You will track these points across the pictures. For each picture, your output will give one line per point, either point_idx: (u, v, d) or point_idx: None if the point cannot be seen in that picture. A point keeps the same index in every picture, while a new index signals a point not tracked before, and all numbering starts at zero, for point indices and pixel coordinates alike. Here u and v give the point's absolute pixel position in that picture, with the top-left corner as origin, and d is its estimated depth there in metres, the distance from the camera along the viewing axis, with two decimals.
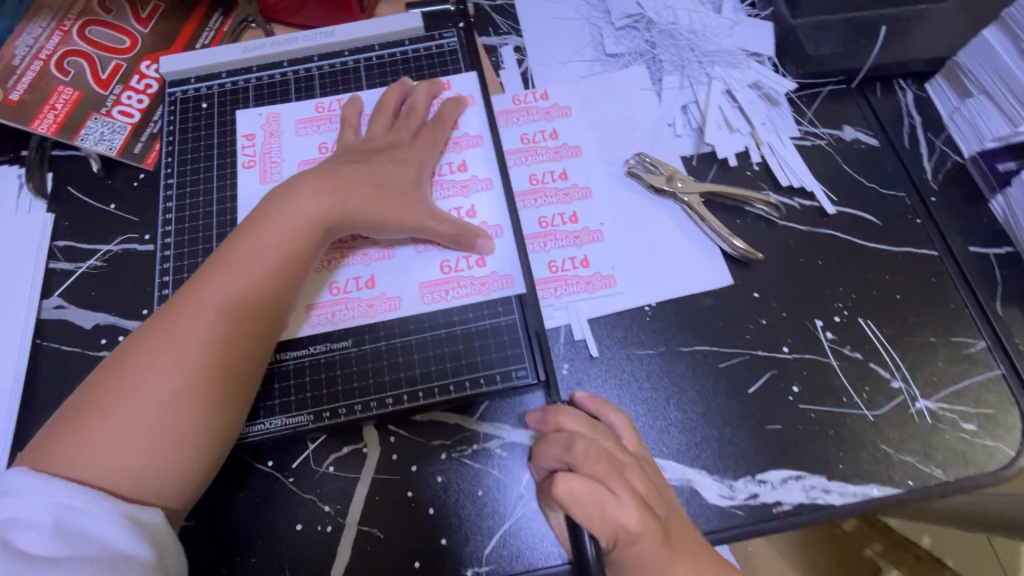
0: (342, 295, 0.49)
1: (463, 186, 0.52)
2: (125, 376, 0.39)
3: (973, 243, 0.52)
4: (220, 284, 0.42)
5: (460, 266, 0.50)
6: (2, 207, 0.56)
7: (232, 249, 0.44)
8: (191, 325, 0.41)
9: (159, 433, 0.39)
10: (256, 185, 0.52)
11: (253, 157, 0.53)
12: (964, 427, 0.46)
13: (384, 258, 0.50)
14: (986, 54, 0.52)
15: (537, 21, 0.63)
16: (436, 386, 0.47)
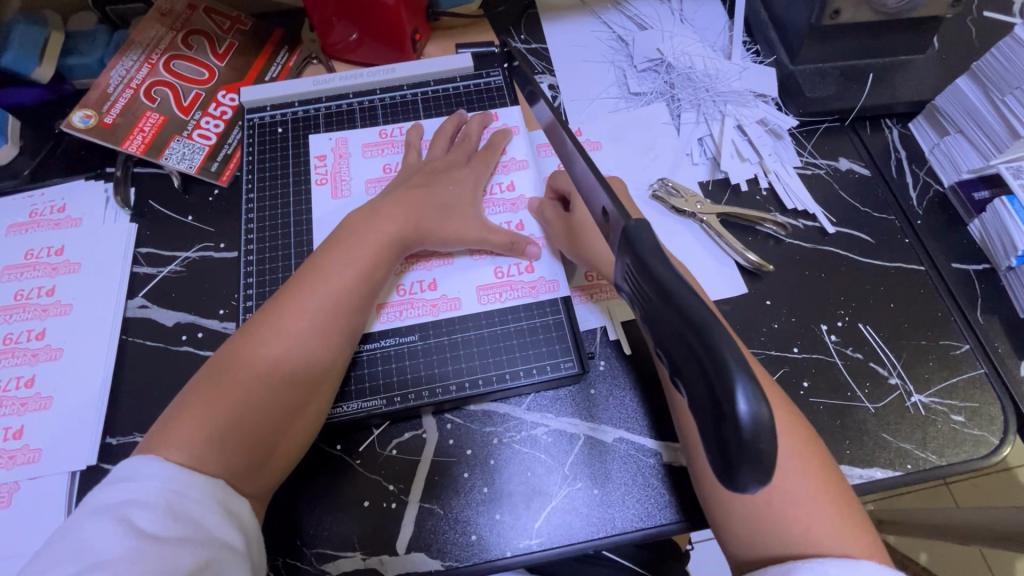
0: (408, 296, 0.55)
1: (512, 204, 0.60)
2: (241, 367, 0.46)
3: (955, 260, 0.60)
4: (319, 291, 0.49)
5: (511, 271, 0.57)
6: (90, 217, 0.62)
7: (326, 261, 0.51)
8: (295, 325, 0.48)
9: (270, 417, 0.46)
10: (329, 200, 0.60)
11: (325, 175, 0.61)
12: (953, 418, 0.52)
13: (444, 264, 0.57)
14: (960, 99, 0.60)
15: (569, 63, 0.71)
16: (493, 375, 0.53)
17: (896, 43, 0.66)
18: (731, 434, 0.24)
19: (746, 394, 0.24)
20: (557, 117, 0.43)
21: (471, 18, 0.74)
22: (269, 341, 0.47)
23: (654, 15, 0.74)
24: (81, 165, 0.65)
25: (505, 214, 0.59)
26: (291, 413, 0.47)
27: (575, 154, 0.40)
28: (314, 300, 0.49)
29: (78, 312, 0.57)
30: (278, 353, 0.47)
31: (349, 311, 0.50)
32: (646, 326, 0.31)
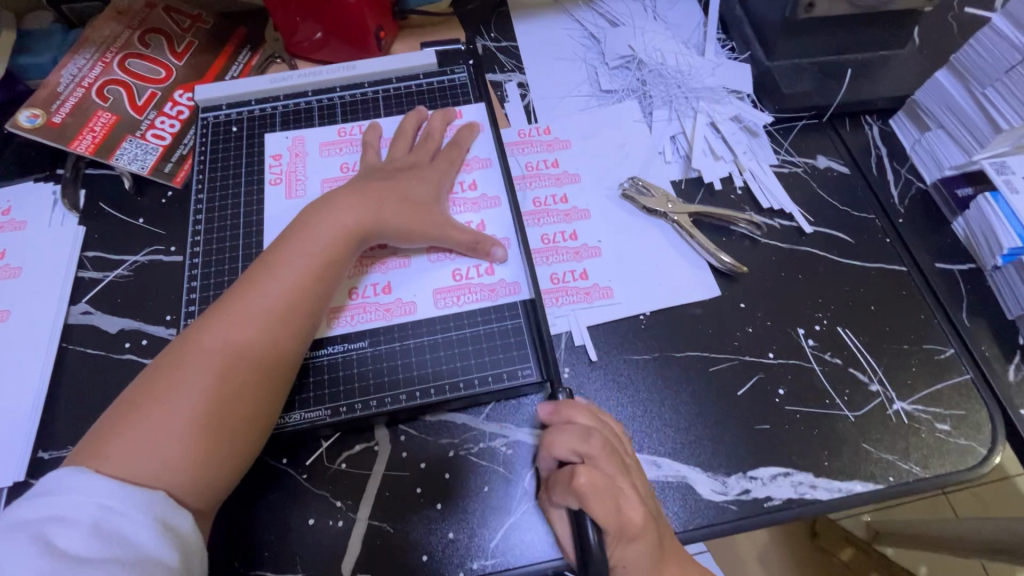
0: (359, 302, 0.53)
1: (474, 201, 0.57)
2: (179, 371, 0.43)
3: (938, 260, 0.57)
4: (267, 290, 0.46)
5: (470, 274, 0.54)
6: (37, 220, 0.60)
7: (276, 258, 0.48)
8: (238, 328, 0.45)
9: (209, 425, 0.42)
10: (282, 201, 0.58)
11: (279, 175, 0.59)
12: (938, 427, 0.49)
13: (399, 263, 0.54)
14: (940, 93, 0.58)
15: (539, 61, 0.69)
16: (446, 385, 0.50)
17: (874, 38, 0.64)
18: None
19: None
20: None
21: (439, 16, 0.73)
22: (212, 345, 0.44)
23: (627, 13, 0.72)
24: (30, 167, 0.63)
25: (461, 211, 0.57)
26: (235, 420, 0.43)
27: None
28: (261, 299, 0.46)
29: (16, 319, 0.54)
30: (222, 355, 0.44)
31: (300, 310, 0.47)
32: None
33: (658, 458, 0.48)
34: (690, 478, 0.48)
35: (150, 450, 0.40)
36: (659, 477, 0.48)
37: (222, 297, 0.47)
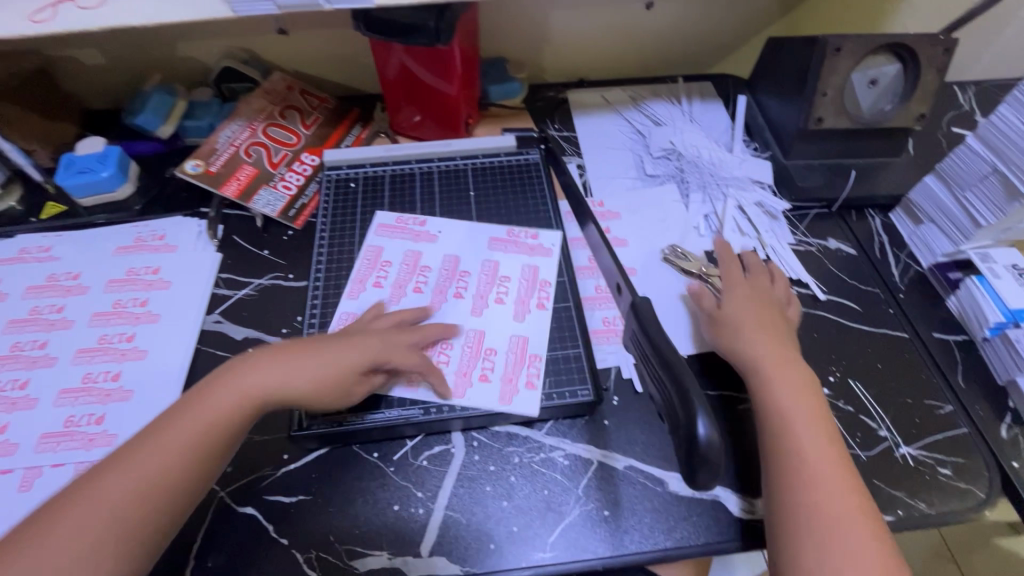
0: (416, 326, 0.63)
1: (527, 254, 0.70)
2: (139, 461, 0.46)
3: (935, 330, 0.67)
4: (235, 380, 0.51)
5: (531, 302, 0.65)
6: (184, 245, 0.73)
7: (269, 353, 0.54)
8: (199, 418, 0.49)
9: (150, 510, 0.45)
10: (396, 241, 0.71)
11: (396, 223, 0.73)
12: (940, 471, 0.57)
13: (463, 296, 0.66)
14: (930, 195, 0.71)
15: (595, 148, 0.85)
16: (482, 400, 0.58)
17: (873, 148, 0.79)
18: (694, 448, 0.32)
19: (704, 421, 0.32)
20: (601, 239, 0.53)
21: (514, 109, 0.89)
22: (183, 425, 0.48)
23: (668, 116, 0.88)
24: (182, 204, 0.78)
25: (492, 269, 0.68)
26: (170, 504, 0.46)
27: (602, 248, 0.52)
28: (227, 392, 0.50)
29: (164, 321, 0.66)
30: (182, 441, 0.47)
31: (250, 406, 0.51)
32: (651, 379, 0.39)
33: None
34: (723, 497, 0.55)
35: (83, 536, 0.42)
36: (696, 495, 0.55)
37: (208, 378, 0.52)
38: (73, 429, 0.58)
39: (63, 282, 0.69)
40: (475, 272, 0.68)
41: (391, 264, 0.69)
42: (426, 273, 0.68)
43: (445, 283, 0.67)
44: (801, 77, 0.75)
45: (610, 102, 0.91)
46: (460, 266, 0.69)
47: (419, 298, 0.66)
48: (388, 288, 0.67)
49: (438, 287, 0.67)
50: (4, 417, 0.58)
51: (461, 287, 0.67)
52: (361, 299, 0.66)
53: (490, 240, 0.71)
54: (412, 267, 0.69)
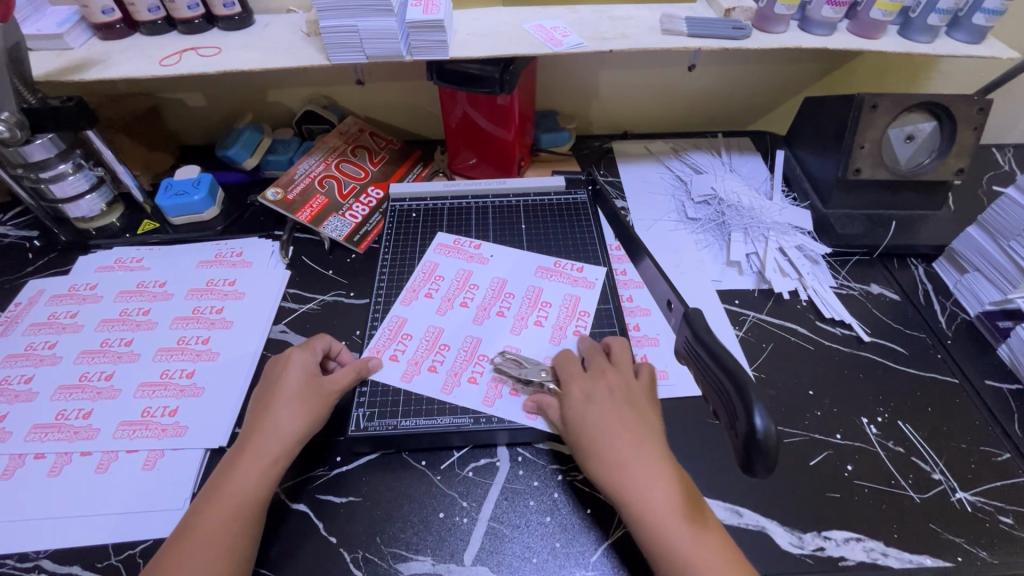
0: (458, 339, 0.67)
1: (571, 283, 0.73)
2: (206, 530, 0.49)
3: (988, 378, 0.66)
4: (265, 439, 0.54)
5: (568, 328, 0.68)
6: (258, 262, 0.80)
7: (275, 413, 0.56)
8: (258, 458, 0.53)
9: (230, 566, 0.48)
10: (449, 261, 0.77)
11: (449, 248, 0.79)
12: (1001, 519, 0.54)
13: (505, 318, 0.69)
14: (973, 244, 0.72)
15: (638, 193, 0.90)
16: (511, 412, 0.60)
17: (913, 200, 0.81)
18: (751, 444, 0.34)
19: (761, 414, 0.34)
20: (659, 270, 0.56)
21: (562, 156, 0.97)
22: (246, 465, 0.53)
23: (709, 165, 0.93)
24: (259, 227, 0.86)
25: (535, 295, 0.72)
26: (236, 556, 0.48)
27: (659, 278, 0.55)
28: (260, 449, 0.54)
29: (236, 328, 0.71)
30: (242, 502, 0.51)
31: (280, 457, 0.54)
32: (705, 385, 0.41)
33: (738, 507, 0.56)
34: (769, 528, 0.54)
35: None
36: (741, 524, 0.54)
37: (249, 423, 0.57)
38: (149, 419, 0.62)
39: (150, 288, 0.76)
40: (519, 297, 0.72)
41: (440, 279, 0.74)
42: (475, 292, 0.73)
43: (489, 303, 0.71)
44: (838, 132, 0.79)
45: (652, 152, 0.97)
46: (505, 288, 0.73)
47: (464, 313, 0.70)
48: (439, 300, 0.72)
49: (482, 306, 0.71)
50: (89, 404, 0.63)
51: (503, 310, 0.70)
52: (411, 308, 0.71)
53: (538, 269, 0.75)
54: (463, 284, 0.74)
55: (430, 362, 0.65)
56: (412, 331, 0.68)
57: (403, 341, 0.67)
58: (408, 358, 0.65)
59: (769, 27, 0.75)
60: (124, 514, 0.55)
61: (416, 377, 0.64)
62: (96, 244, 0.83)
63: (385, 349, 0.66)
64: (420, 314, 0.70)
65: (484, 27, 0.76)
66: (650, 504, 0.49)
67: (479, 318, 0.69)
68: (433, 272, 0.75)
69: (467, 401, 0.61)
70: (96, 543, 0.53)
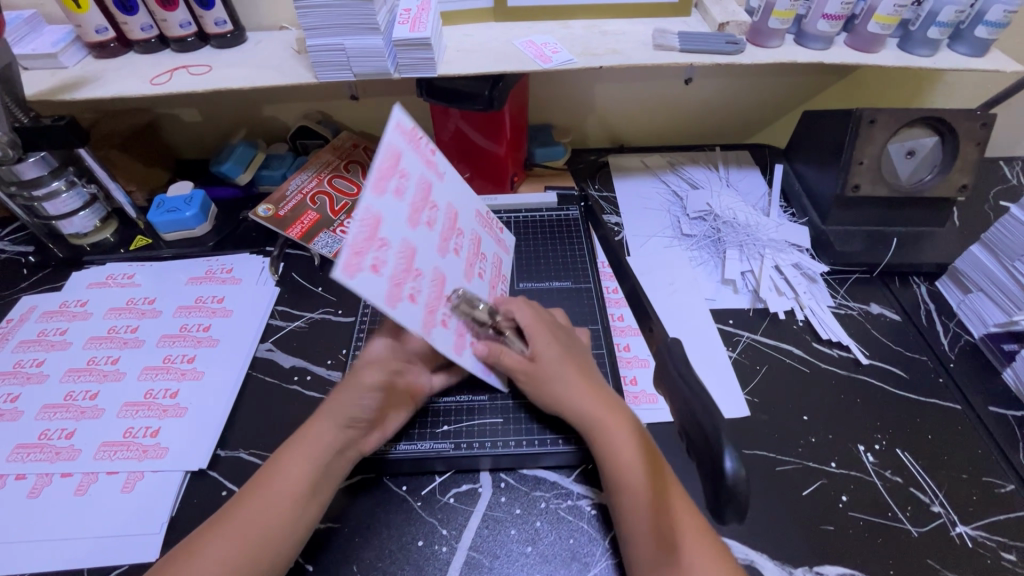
0: (427, 263, 0.53)
1: (495, 245, 0.72)
2: (252, 510, 0.49)
3: (992, 404, 0.63)
4: (320, 424, 0.53)
5: (488, 278, 0.66)
6: (248, 278, 0.80)
7: (338, 399, 0.55)
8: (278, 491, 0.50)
9: (267, 551, 0.48)
10: (416, 155, 0.54)
11: (416, 140, 0.55)
12: (1004, 556, 0.52)
13: (456, 256, 0.60)
14: (977, 263, 0.70)
15: (632, 207, 0.89)
16: (494, 438, 0.60)
17: (914, 217, 0.79)
18: (719, 484, 0.31)
19: (732, 455, 0.31)
20: (637, 296, 0.55)
21: (556, 170, 0.96)
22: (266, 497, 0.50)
23: (705, 180, 0.92)
24: (250, 244, 0.86)
25: (475, 243, 0.66)
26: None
27: (640, 305, 0.54)
28: (313, 432, 0.53)
29: (222, 346, 0.71)
30: (287, 488, 0.50)
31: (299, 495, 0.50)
32: (677, 415, 0.39)
33: (727, 539, 0.54)
34: (758, 562, 0.52)
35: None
36: None
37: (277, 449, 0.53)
38: (131, 440, 0.62)
39: (140, 305, 0.76)
40: (466, 239, 0.64)
41: (408, 179, 0.51)
42: (436, 217, 0.56)
43: (445, 237, 0.59)
44: (836, 148, 0.78)
45: (648, 166, 0.96)
46: (458, 222, 0.62)
47: (429, 234, 0.55)
48: (408, 206, 0.51)
49: (442, 242, 0.57)
50: (72, 424, 0.63)
51: (460, 252, 0.62)
52: (383, 197, 0.47)
53: (477, 216, 0.69)
54: (422, 203, 0.54)
55: (405, 289, 0.49)
56: (389, 237, 0.47)
57: (378, 249, 0.45)
58: (388, 275, 0.46)
59: (764, 42, 0.74)
60: (102, 538, 0.55)
61: (376, 278, 0.45)
62: (90, 260, 0.83)
63: (363, 247, 0.44)
64: (389, 213, 0.47)
65: (474, 44, 0.75)
66: (583, 414, 0.55)
67: (443, 251, 0.57)
68: (399, 164, 0.50)
69: (443, 343, 0.53)
70: (71, 567, 0.53)
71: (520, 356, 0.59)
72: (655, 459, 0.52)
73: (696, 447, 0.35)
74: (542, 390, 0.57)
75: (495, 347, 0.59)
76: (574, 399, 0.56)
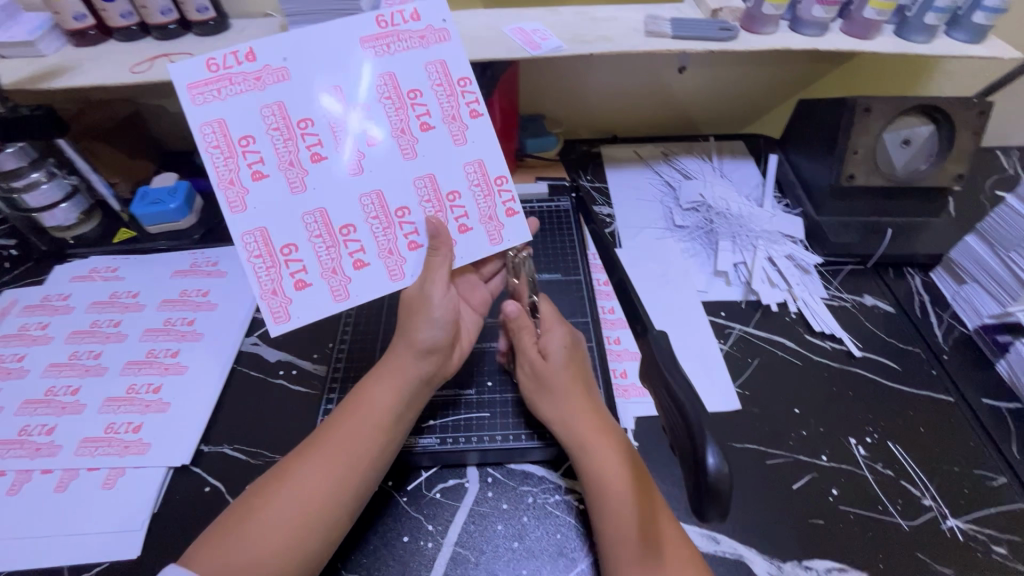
0: (353, 208, 0.55)
1: (467, 99, 0.57)
2: (339, 434, 0.52)
3: (985, 396, 0.62)
4: (403, 356, 0.56)
5: (463, 113, 0.57)
6: (234, 271, 0.78)
7: (411, 328, 0.56)
8: (355, 429, 0.52)
9: (350, 475, 0.51)
10: (254, 103, 0.53)
11: (248, 79, 0.52)
12: (995, 550, 0.51)
13: (403, 135, 0.56)
14: (972, 254, 0.69)
15: (624, 198, 0.88)
16: (481, 432, 0.59)
17: (909, 207, 0.78)
18: (702, 480, 0.30)
19: (716, 450, 0.30)
20: (623, 288, 0.54)
21: (548, 161, 0.94)
22: (346, 435, 0.52)
23: (699, 170, 0.91)
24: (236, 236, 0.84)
25: (393, 83, 0.56)
26: (316, 530, 0.48)
27: (627, 296, 0.53)
28: (395, 364, 0.56)
29: (207, 340, 0.70)
30: (372, 415, 0.53)
31: (376, 432, 0.53)
32: (662, 410, 0.39)
33: (716, 534, 0.53)
34: (747, 557, 0.51)
35: (304, 502, 0.49)
36: (716, 552, 0.52)
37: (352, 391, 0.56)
38: (113, 436, 0.61)
39: (123, 299, 0.75)
40: (376, 102, 0.55)
41: (258, 140, 0.53)
42: (310, 125, 0.54)
43: (346, 132, 0.55)
44: (831, 137, 0.77)
45: (641, 157, 0.95)
46: (405, 104, 0.56)
47: (370, 162, 0.56)
48: (283, 175, 0.54)
49: (341, 140, 0.55)
50: (53, 420, 0.62)
51: (405, 120, 0.56)
52: (259, 190, 0.53)
53: (429, 78, 0.56)
54: (289, 127, 0.54)
55: (344, 260, 0.56)
56: (291, 239, 0.54)
57: (288, 264, 0.54)
58: (316, 268, 0.55)
59: (757, 28, 0.72)
60: (82, 535, 0.54)
61: (311, 291, 0.55)
62: (72, 253, 0.82)
63: (279, 283, 0.55)
64: (275, 208, 0.54)
65: (462, 31, 0.73)
66: (566, 422, 0.54)
67: (355, 166, 0.55)
68: (231, 137, 0.52)
69: (476, 248, 0.59)
70: (50, 565, 0.52)
71: (533, 348, 0.58)
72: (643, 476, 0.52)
73: (679, 442, 0.34)
74: (543, 399, 0.56)
75: (517, 322, 0.60)
76: (567, 413, 0.55)
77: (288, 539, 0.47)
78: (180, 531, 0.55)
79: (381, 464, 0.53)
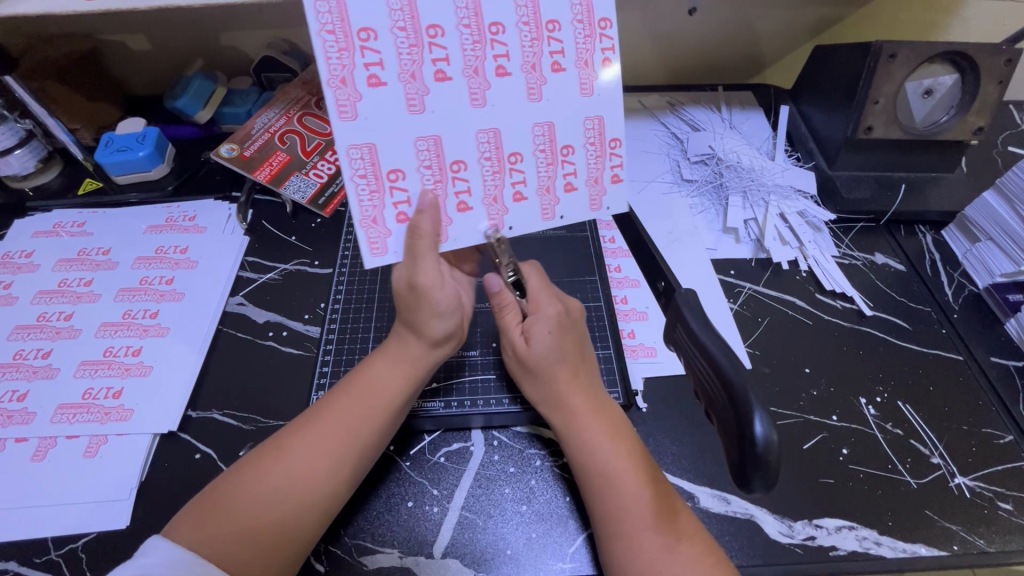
0: (468, 144, 0.49)
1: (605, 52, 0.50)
2: (340, 413, 0.50)
3: (993, 354, 0.62)
4: (410, 338, 0.53)
5: (596, 59, 0.50)
6: (215, 226, 0.73)
7: (418, 322, 0.51)
8: (356, 410, 0.50)
9: (349, 460, 0.48)
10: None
11: None
12: (1001, 506, 0.52)
13: (532, 71, 0.49)
14: (990, 211, 0.66)
15: (629, 151, 0.83)
16: (487, 395, 0.57)
17: (925, 161, 0.75)
18: (750, 449, 0.33)
19: (762, 420, 0.33)
20: (641, 244, 0.51)
21: None
22: (345, 416, 0.50)
23: (707, 121, 0.86)
24: (212, 188, 0.77)
25: (533, 9, 0.48)
26: (306, 513, 0.46)
27: (642, 246, 0.50)
28: (407, 346, 0.53)
29: (187, 299, 0.65)
30: (379, 397, 0.51)
31: (378, 414, 0.50)
32: (690, 373, 0.41)
33: (728, 494, 0.52)
34: (757, 516, 0.51)
35: (299, 482, 0.46)
36: (728, 512, 0.51)
37: (355, 370, 0.54)
38: (91, 402, 0.57)
39: (93, 256, 0.69)
40: (513, 24, 0.48)
41: (380, 36, 0.45)
42: (440, 33, 0.47)
43: (477, 54, 0.48)
44: (851, 86, 0.72)
45: (646, 107, 0.89)
46: (544, 27, 0.49)
47: (494, 90, 0.49)
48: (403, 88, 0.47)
49: (470, 63, 0.48)
50: (24, 385, 0.58)
51: (537, 54, 0.49)
52: (374, 98, 0.46)
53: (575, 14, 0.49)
54: (416, 32, 0.46)
55: (387, 211, 0.50)
56: (394, 165, 0.48)
57: (392, 192, 0.49)
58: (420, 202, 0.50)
59: None
60: (65, 505, 0.51)
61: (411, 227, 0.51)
62: (32, 206, 0.75)
63: (379, 212, 0.50)
64: (389, 125, 0.47)
65: None
66: (565, 409, 0.52)
67: (479, 96, 0.49)
68: (350, 26, 0.44)
69: (576, 210, 0.54)
70: (34, 538, 0.49)
71: (517, 334, 0.54)
72: (645, 456, 0.50)
73: (720, 414, 0.36)
74: (529, 381, 0.54)
75: (498, 300, 0.55)
76: (547, 394, 0.53)
77: (283, 518, 0.45)
78: (170, 500, 0.52)
79: (382, 450, 0.51)
